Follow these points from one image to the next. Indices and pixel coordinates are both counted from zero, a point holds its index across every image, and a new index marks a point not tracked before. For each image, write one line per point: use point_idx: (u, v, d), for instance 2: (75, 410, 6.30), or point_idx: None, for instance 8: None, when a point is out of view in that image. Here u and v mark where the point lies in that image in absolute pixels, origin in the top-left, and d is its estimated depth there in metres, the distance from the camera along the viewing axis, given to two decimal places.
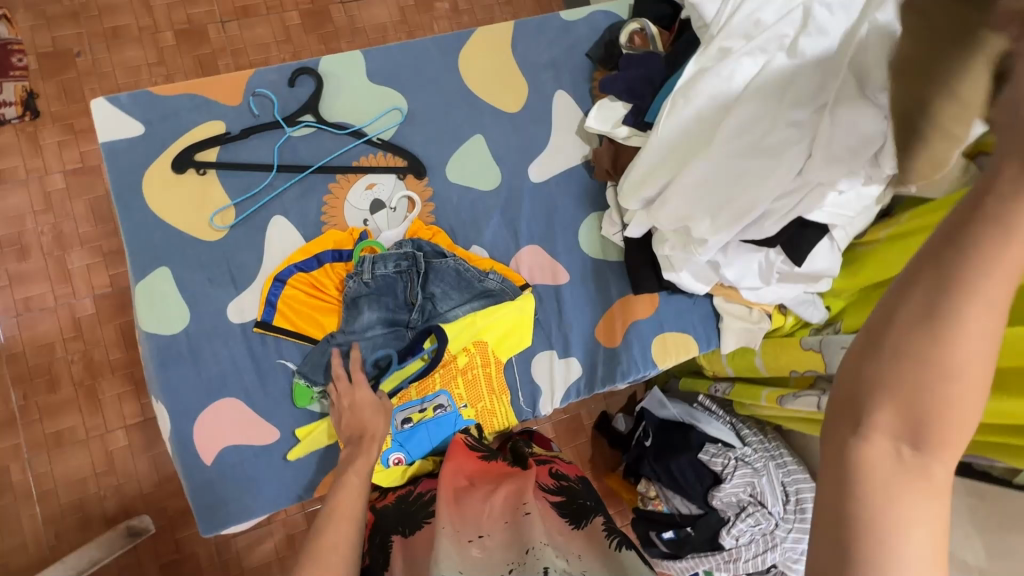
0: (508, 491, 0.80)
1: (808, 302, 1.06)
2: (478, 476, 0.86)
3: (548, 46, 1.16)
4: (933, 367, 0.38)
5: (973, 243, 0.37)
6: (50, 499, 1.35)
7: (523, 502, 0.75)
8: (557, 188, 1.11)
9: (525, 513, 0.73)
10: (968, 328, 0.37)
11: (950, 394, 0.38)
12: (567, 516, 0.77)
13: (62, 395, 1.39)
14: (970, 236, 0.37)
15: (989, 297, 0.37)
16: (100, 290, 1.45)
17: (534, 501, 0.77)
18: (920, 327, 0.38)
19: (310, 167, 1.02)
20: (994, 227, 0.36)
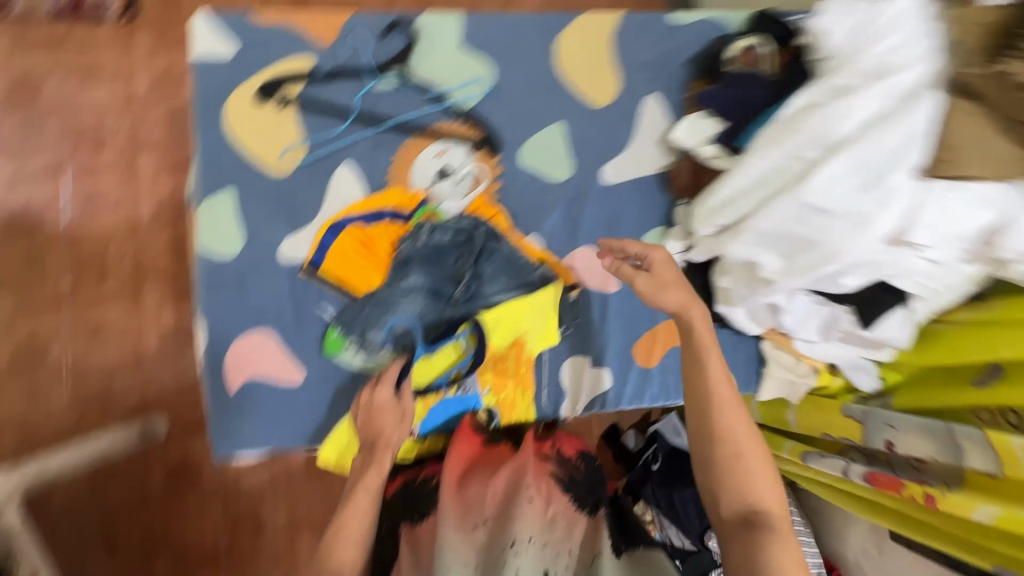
0: (511, 472, 0.86)
1: (863, 369, 1.02)
2: (483, 455, 0.92)
3: (652, 44, 1.10)
4: (716, 451, 0.80)
5: (691, 374, 0.83)
6: (80, 382, 1.42)
7: (524, 487, 0.83)
8: (628, 194, 1.07)
9: (528, 501, 0.81)
10: (719, 424, 0.80)
11: (737, 461, 0.80)
12: (574, 503, 0.84)
13: (108, 288, 1.45)
14: (689, 370, 0.83)
15: (716, 406, 0.81)
16: (161, 197, 1.49)
17: (537, 486, 0.84)
18: (699, 433, 0.81)
19: (387, 123, 1.01)
20: (695, 360, 0.83)
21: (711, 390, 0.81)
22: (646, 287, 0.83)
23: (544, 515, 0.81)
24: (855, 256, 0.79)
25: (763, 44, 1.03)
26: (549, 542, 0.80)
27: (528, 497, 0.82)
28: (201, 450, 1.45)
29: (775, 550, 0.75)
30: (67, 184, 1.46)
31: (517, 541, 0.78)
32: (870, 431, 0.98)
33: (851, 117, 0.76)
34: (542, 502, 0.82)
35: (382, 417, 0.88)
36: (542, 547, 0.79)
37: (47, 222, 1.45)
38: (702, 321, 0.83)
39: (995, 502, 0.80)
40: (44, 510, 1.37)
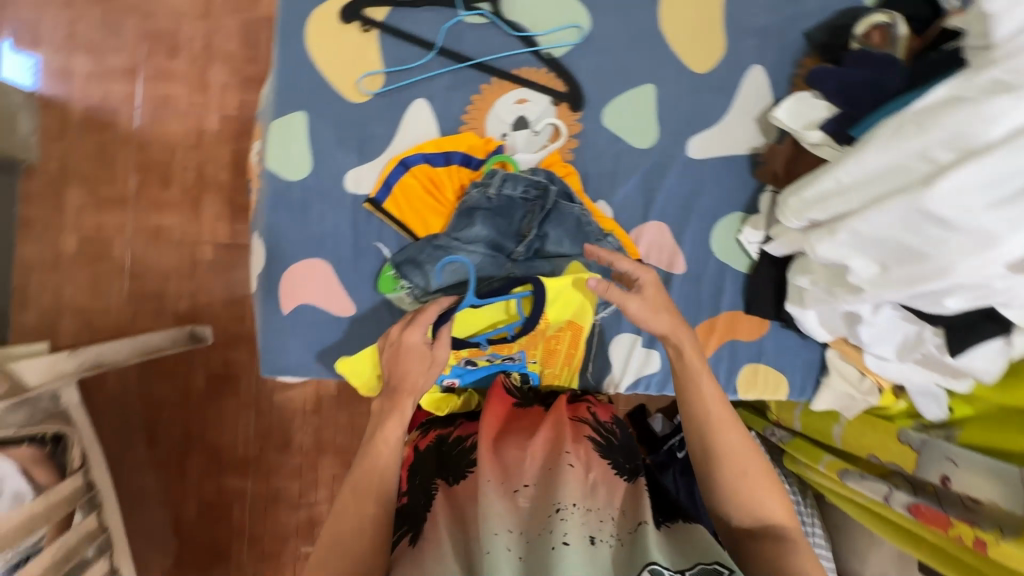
0: (548, 434, 0.78)
1: (931, 397, 0.95)
2: (515, 418, 0.84)
3: (765, 10, 1.00)
4: (723, 465, 0.75)
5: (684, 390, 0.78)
6: (137, 281, 1.48)
7: (564, 451, 0.74)
8: (711, 172, 1.00)
9: (568, 465, 0.71)
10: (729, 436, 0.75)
11: (750, 472, 0.74)
12: (612, 469, 0.75)
13: (171, 194, 1.48)
14: (682, 387, 0.78)
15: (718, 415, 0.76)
16: (228, 110, 1.49)
17: (576, 451, 0.75)
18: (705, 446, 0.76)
19: (470, 61, 0.96)
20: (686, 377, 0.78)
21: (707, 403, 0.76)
22: (638, 310, 0.79)
23: (585, 481, 0.71)
24: (966, 275, 0.71)
25: (898, 25, 0.89)
26: (595, 509, 0.68)
27: (569, 460, 0.72)
28: (241, 363, 1.50)
29: (802, 560, 0.70)
30: (142, 85, 1.48)
31: (562, 505, 0.66)
32: (926, 460, 0.91)
33: (1003, 119, 0.66)
34: (582, 467, 0.72)
35: (407, 361, 0.80)
36: (587, 514, 0.67)
37: (119, 121, 1.48)
38: (691, 345, 0.80)
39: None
40: (97, 393, 1.47)
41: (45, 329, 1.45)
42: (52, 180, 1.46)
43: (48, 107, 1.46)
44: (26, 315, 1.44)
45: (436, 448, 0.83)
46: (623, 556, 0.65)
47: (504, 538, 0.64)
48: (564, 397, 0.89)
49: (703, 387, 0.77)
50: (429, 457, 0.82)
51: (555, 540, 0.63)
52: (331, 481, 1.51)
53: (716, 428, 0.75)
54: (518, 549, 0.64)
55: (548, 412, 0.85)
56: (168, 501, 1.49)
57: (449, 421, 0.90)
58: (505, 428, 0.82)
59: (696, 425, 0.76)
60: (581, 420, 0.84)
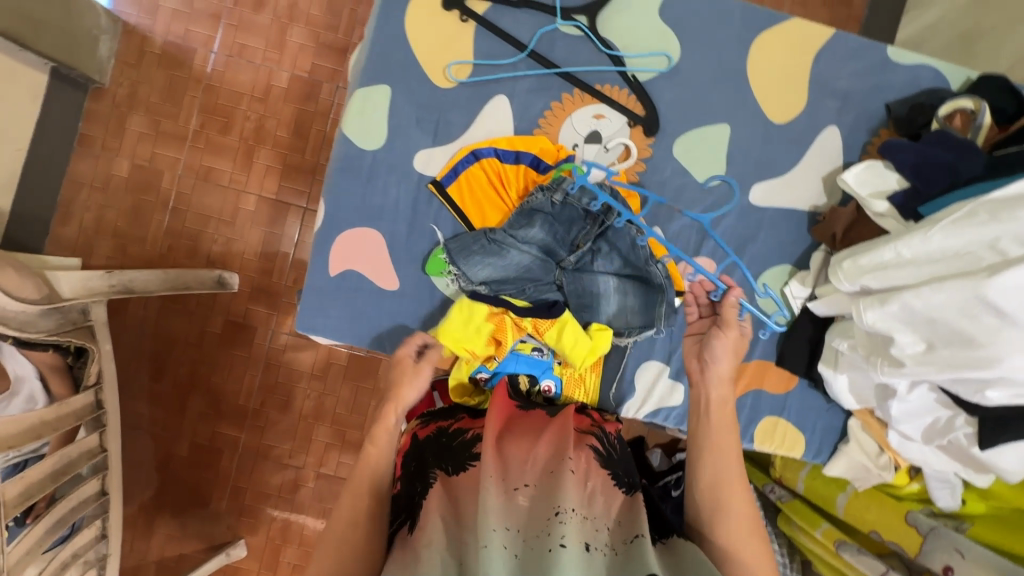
0: (551, 438, 0.79)
1: (946, 484, 0.94)
2: (519, 419, 0.84)
3: (851, 75, 1.01)
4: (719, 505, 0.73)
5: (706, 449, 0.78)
6: (178, 217, 1.51)
7: (566, 457, 0.74)
8: (769, 221, 1.01)
9: (569, 471, 0.71)
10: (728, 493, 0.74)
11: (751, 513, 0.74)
12: (612, 481, 0.76)
13: (228, 140, 1.52)
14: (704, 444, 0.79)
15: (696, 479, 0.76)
16: (299, 71, 1.53)
17: (577, 459, 0.75)
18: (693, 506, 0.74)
19: (557, 68, 0.98)
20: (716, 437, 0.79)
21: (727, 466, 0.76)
22: (729, 344, 0.86)
23: (584, 488, 0.71)
24: (1016, 369, 0.71)
25: (982, 115, 0.90)
26: (592, 518, 0.68)
27: (570, 467, 0.72)
28: (260, 316, 1.52)
29: None
30: (222, 32, 1.52)
31: (562, 509, 0.66)
32: (931, 546, 0.91)
33: None
34: (582, 475, 0.73)
35: (399, 373, 0.89)
36: (585, 522, 0.67)
37: (194, 61, 1.52)
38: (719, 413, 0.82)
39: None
40: (116, 317, 1.49)
41: (80, 246, 1.48)
42: (118, 105, 1.50)
43: (129, 35, 1.50)
44: (66, 229, 1.47)
45: (436, 437, 0.83)
46: (617, 567, 0.65)
47: (501, 535, 0.63)
48: (574, 409, 0.90)
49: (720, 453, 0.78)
50: (429, 446, 0.82)
51: (552, 542, 0.63)
52: (323, 449, 1.52)
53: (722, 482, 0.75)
54: (516, 548, 0.64)
55: (554, 416, 0.86)
56: (160, 437, 1.50)
57: (450, 414, 0.89)
58: (507, 428, 0.81)
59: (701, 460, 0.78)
60: (586, 430, 0.85)
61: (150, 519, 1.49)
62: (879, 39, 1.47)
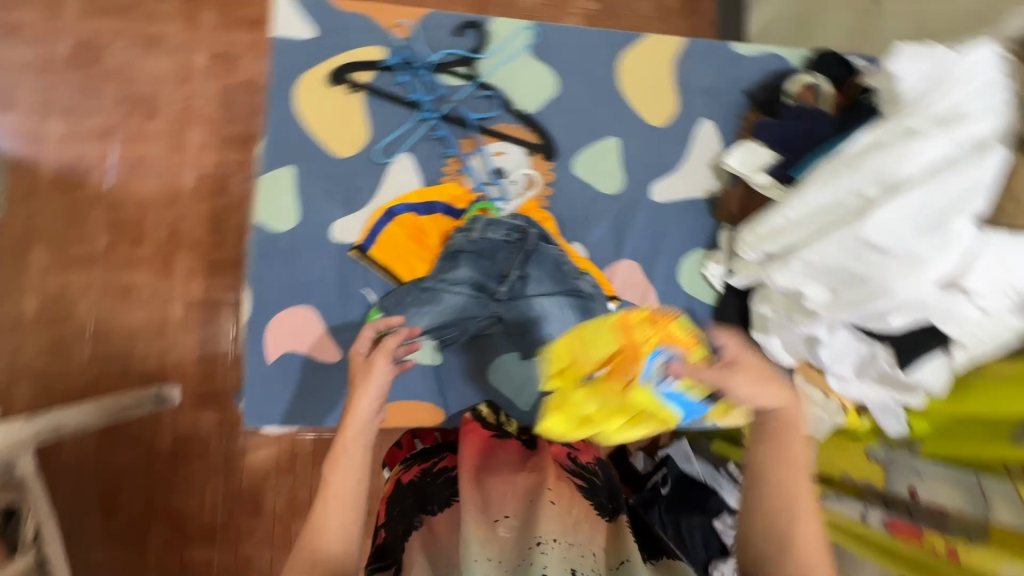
0: (529, 473, 0.81)
1: (891, 413, 1.00)
2: (497, 447, 0.88)
3: (711, 73, 1.13)
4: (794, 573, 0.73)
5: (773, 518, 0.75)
6: (104, 342, 1.43)
7: (546, 488, 0.77)
8: (675, 214, 1.09)
9: (549, 502, 0.74)
10: None
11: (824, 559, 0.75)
12: (594, 509, 0.78)
13: (143, 252, 1.48)
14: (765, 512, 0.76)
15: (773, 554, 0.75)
16: (206, 170, 1.52)
17: (559, 488, 0.78)
18: None
19: (450, 119, 1.03)
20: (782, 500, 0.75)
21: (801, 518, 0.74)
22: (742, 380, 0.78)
23: (567, 516, 0.73)
24: (904, 296, 0.79)
25: (822, 85, 1.04)
26: (577, 543, 0.71)
27: (551, 498, 0.75)
28: (211, 423, 1.45)
29: None
30: (118, 147, 1.50)
31: (542, 540, 0.69)
32: (893, 475, 1.00)
33: (912, 160, 0.78)
34: (565, 504, 0.75)
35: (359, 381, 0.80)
36: (568, 547, 0.70)
37: (92, 181, 1.48)
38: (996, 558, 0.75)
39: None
40: (51, 462, 1.38)
41: None
42: (17, 241, 1.43)
43: (17, 168, 1.45)
44: None
45: (421, 479, 0.85)
46: None
47: (482, 564, 0.68)
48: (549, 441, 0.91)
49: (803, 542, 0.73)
50: (415, 488, 0.83)
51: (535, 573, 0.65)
52: None
53: (799, 552, 0.73)
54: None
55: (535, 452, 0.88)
56: None
57: (435, 453, 0.92)
58: (489, 455, 0.86)
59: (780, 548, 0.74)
60: (565, 464, 0.86)
61: None
62: (734, 36, 1.64)
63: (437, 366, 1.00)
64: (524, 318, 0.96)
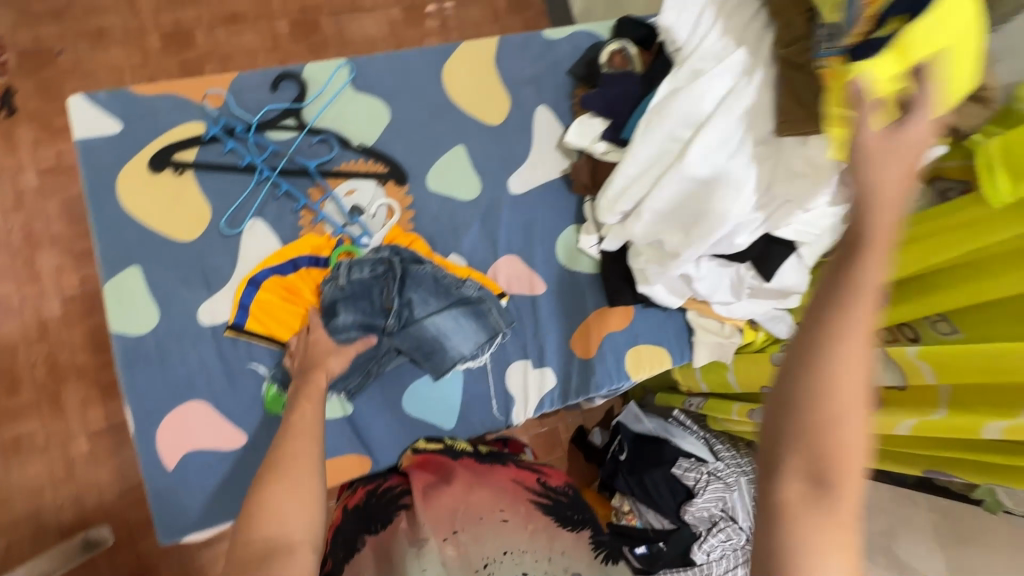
0: (488, 491, 0.81)
1: (778, 318, 1.08)
2: (451, 467, 0.89)
3: (532, 63, 1.19)
4: (821, 420, 0.50)
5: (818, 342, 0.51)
6: (3, 507, 1.28)
7: (499, 508, 0.78)
8: (538, 200, 1.13)
9: (502, 520, 0.75)
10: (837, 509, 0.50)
11: (842, 437, 0.50)
12: (554, 521, 0.78)
13: (23, 398, 1.33)
14: (817, 335, 0.51)
15: (817, 404, 0.51)
16: (69, 291, 1.39)
17: (514, 509, 0.78)
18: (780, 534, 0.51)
19: (292, 172, 1.02)
20: (831, 318, 0.51)
21: (855, 337, 0.50)
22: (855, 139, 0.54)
23: (522, 531, 0.75)
24: (739, 214, 0.87)
25: (628, 48, 1.12)
26: (531, 551, 0.72)
27: (502, 516, 0.76)
28: (154, 550, 1.33)
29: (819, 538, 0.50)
30: None
31: (491, 560, 0.70)
32: None
33: (708, 96, 0.86)
34: (519, 520, 0.76)
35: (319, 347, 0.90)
36: (521, 559, 0.71)
37: None
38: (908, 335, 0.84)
39: (998, 416, 0.78)
40: None
41: None
42: None
43: None
44: None
45: (368, 500, 0.87)
46: None
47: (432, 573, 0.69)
48: (512, 466, 0.92)
49: (841, 391, 0.50)
50: (359, 514, 0.83)
51: None
52: None
53: (829, 391, 0.50)
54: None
55: (496, 471, 0.90)
56: None
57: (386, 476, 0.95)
58: (442, 476, 0.86)
59: (813, 394, 0.51)
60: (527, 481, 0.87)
61: None
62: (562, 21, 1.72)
63: (350, 416, 0.97)
64: (421, 342, 0.97)
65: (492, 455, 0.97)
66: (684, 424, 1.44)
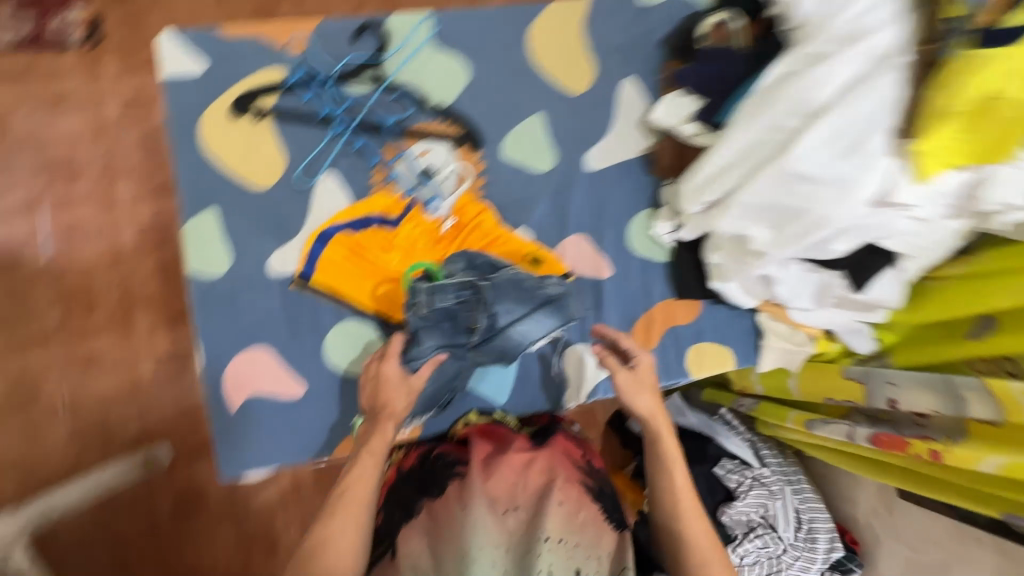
0: (546, 466, 0.81)
1: (858, 332, 1.03)
2: (504, 432, 0.89)
3: (622, 28, 1.10)
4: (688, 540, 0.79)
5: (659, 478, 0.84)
6: (78, 416, 1.38)
7: (554, 487, 0.77)
8: (613, 178, 1.07)
9: (557, 502, 0.76)
10: None
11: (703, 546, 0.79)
12: (602, 514, 0.79)
13: (97, 319, 1.41)
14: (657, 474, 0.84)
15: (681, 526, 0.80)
16: (142, 223, 1.45)
17: (567, 489, 0.78)
18: None
19: (368, 129, 1.00)
20: (662, 463, 0.84)
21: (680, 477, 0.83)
22: (627, 384, 0.89)
23: (574, 518, 0.75)
24: (842, 220, 0.79)
25: (734, 19, 1.02)
26: (581, 544, 0.74)
27: (558, 498, 0.76)
28: (206, 473, 1.41)
29: None
30: (46, 217, 1.41)
31: (547, 536, 0.72)
32: (872, 390, 0.99)
33: (828, 83, 0.77)
34: (573, 505, 0.76)
35: (387, 388, 0.84)
36: (573, 549, 0.73)
37: (28, 257, 1.40)
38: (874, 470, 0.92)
39: None
40: (50, 547, 1.33)
41: None
42: None
43: None
44: None
45: (420, 464, 0.84)
46: None
47: (489, 552, 0.71)
48: (563, 436, 0.89)
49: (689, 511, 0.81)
50: (411, 477, 0.83)
51: (540, 566, 0.70)
52: None
53: (683, 520, 0.80)
54: (504, 565, 0.71)
55: (547, 442, 0.87)
56: None
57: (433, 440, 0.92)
58: (498, 447, 0.84)
59: (672, 519, 0.81)
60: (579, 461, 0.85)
61: None
62: None
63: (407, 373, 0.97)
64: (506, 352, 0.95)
65: (540, 429, 0.94)
66: (731, 424, 1.36)
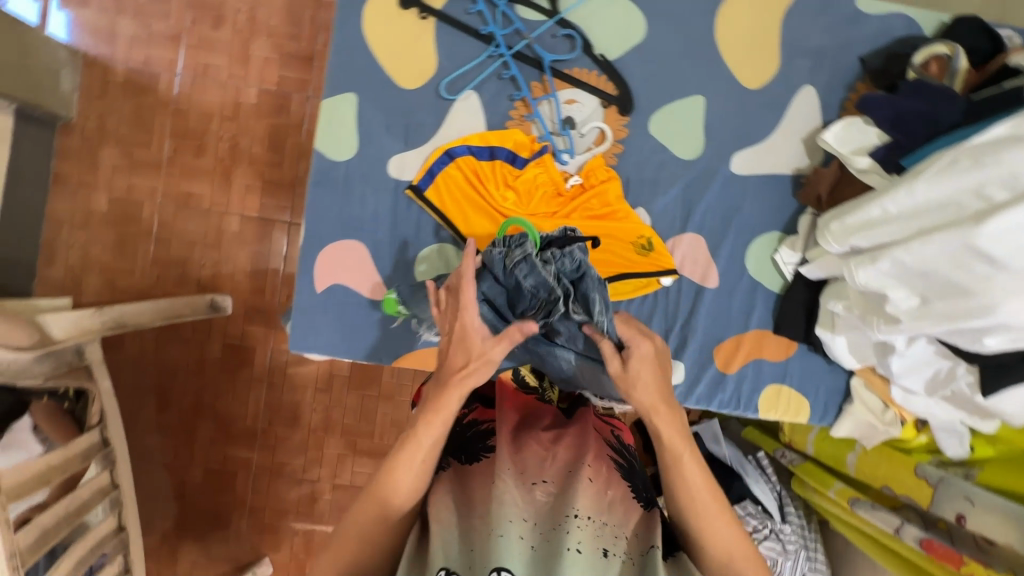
0: (573, 442, 0.78)
1: (954, 434, 0.92)
2: (531, 401, 0.89)
3: (821, 32, 0.99)
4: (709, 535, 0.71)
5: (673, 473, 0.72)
6: (164, 245, 1.47)
7: (584, 463, 0.73)
8: (752, 189, 1.00)
9: (587, 479, 0.71)
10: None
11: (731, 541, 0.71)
12: (631, 491, 0.74)
13: (203, 163, 1.47)
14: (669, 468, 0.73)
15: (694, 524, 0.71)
16: (267, 85, 1.48)
17: (597, 466, 0.74)
18: None
19: (525, 59, 0.96)
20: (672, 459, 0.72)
21: (694, 474, 0.72)
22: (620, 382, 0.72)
23: (603, 496, 0.71)
24: (1013, 316, 0.69)
25: (958, 59, 0.88)
26: (611, 524, 0.69)
27: (588, 475, 0.72)
28: (257, 335, 1.49)
29: None
30: (184, 53, 1.46)
31: (577, 513, 0.67)
32: (941, 496, 0.91)
33: None
34: (602, 483, 0.72)
35: (456, 350, 0.74)
36: (601, 528, 0.68)
37: (158, 86, 1.46)
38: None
39: None
40: (113, 352, 1.46)
41: (69, 285, 1.44)
42: (89, 139, 1.45)
43: (90, 67, 1.45)
44: (53, 269, 1.44)
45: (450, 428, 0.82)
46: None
47: (517, 526, 0.65)
48: (591, 411, 0.88)
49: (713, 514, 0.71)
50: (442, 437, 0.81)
51: (568, 544, 0.65)
52: (336, 459, 1.50)
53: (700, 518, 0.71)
54: (533, 539, 0.66)
55: (572, 419, 0.85)
56: (171, 466, 1.48)
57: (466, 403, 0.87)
58: (525, 421, 0.83)
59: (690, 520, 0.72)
60: (607, 440, 0.82)
61: (173, 548, 1.47)
62: None
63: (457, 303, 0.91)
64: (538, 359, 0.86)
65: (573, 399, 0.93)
66: (763, 470, 1.29)
